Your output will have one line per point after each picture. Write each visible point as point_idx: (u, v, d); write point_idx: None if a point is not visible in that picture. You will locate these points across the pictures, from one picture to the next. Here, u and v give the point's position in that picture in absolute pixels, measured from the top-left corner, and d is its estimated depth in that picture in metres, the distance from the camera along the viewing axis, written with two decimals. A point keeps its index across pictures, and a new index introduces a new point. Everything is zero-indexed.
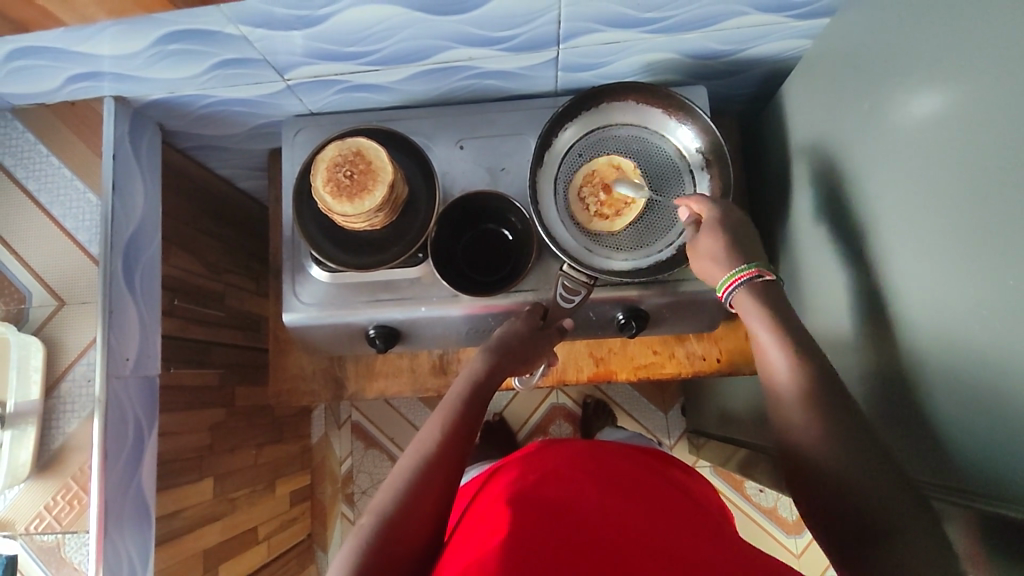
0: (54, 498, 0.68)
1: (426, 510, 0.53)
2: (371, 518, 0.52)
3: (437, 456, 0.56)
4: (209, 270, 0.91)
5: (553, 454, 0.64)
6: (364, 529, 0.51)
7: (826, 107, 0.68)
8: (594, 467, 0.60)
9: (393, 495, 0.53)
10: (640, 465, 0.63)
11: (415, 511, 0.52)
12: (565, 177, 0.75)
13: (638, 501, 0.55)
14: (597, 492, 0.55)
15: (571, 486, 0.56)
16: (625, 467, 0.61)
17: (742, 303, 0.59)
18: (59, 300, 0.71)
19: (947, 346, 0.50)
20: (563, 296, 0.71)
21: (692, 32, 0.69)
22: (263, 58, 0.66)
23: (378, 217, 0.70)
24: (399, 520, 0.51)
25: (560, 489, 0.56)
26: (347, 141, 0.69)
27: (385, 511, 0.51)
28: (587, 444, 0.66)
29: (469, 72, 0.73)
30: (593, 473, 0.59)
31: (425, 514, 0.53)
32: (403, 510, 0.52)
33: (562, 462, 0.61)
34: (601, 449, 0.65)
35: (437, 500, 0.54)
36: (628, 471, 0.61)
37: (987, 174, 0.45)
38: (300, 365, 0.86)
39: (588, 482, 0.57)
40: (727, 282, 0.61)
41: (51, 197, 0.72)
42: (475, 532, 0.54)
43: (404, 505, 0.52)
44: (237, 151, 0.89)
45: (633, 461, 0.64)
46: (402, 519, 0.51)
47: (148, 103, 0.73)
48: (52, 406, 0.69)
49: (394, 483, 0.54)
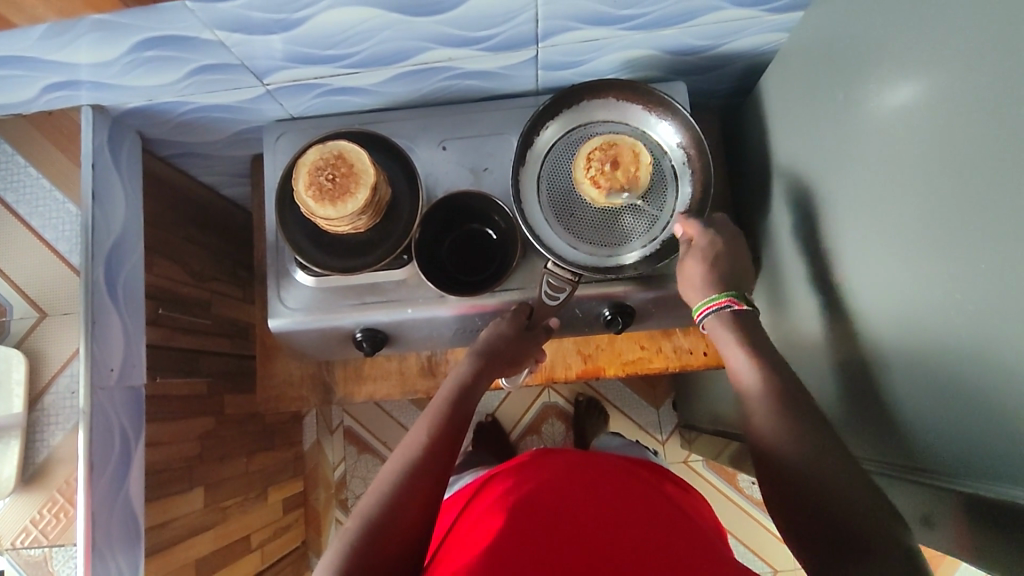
0: (39, 511, 0.67)
1: (412, 517, 0.52)
2: (356, 521, 0.51)
3: (425, 461, 0.55)
4: (194, 278, 0.91)
5: (545, 463, 0.63)
6: (350, 532, 0.50)
7: (802, 100, 0.68)
8: (585, 478, 0.60)
9: (380, 498, 0.52)
10: (629, 476, 0.62)
11: (402, 517, 0.51)
12: (548, 177, 0.74)
13: (627, 514, 0.54)
14: (587, 503, 0.55)
15: (562, 497, 0.56)
16: (617, 478, 0.61)
17: (713, 327, 0.63)
18: (41, 312, 0.71)
19: (921, 334, 0.50)
20: (549, 293, 0.70)
21: (668, 28, 0.69)
22: (241, 63, 0.66)
23: (361, 220, 0.70)
24: (384, 524, 0.50)
25: (550, 500, 0.55)
26: (327, 145, 0.69)
27: (372, 515, 0.51)
28: (579, 454, 0.66)
29: (448, 73, 0.74)
30: (582, 483, 0.58)
31: (412, 520, 0.52)
32: (390, 514, 0.51)
33: (555, 472, 0.60)
34: (589, 458, 0.65)
35: (424, 507, 0.53)
36: (619, 481, 0.60)
37: (956, 159, 0.45)
38: (288, 370, 0.85)
39: (579, 493, 0.56)
40: (703, 306, 0.64)
41: (31, 209, 0.72)
42: (464, 545, 0.53)
43: (390, 509, 0.51)
44: (218, 158, 0.88)
45: (627, 474, 0.63)
46: (388, 524, 0.51)
47: (127, 111, 0.73)
48: (37, 418, 0.68)
49: (380, 487, 0.53)
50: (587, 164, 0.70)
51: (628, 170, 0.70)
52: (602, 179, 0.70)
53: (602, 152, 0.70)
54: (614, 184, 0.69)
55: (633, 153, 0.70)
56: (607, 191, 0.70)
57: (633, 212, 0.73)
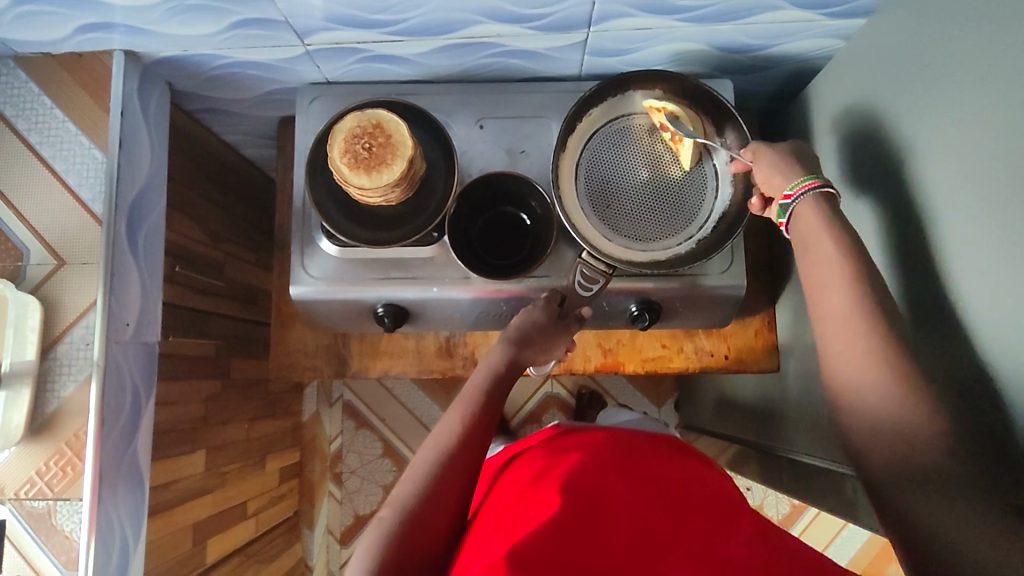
0: (46, 463, 0.65)
1: (447, 508, 0.51)
2: (391, 511, 0.50)
3: (457, 452, 0.54)
4: (210, 238, 0.89)
5: (576, 444, 0.62)
6: (385, 521, 0.50)
7: (850, 109, 0.67)
8: (617, 460, 0.58)
9: (415, 488, 0.51)
10: (662, 458, 0.61)
11: (436, 508, 0.51)
12: (587, 165, 0.73)
13: (663, 500, 0.53)
14: (623, 489, 0.54)
15: (597, 479, 0.54)
16: (650, 461, 0.59)
17: (805, 213, 0.55)
18: (59, 259, 0.67)
19: (959, 355, 0.50)
20: (581, 284, 0.69)
21: (724, 24, 0.68)
22: (284, 20, 0.64)
23: (394, 193, 0.68)
24: (420, 515, 0.50)
25: (585, 480, 0.54)
26: (365, 113, 0.68)
27: (406, 506, 0.50)
28: (609, 434, 0.65)
29: (494, 49, 0.72)
30: (617, 465, 0.57)
31: (447, 511, 0.51)
32: (424, 506, 0.50)
33: (586, 452, 0.59)
34: (620, 439, 0.64)
35: (457, 499, 0.52)
36: (654, 466, 0.59)
37: (1013, 182, 0.44)
38: (302, 340, 0.83)
39: (614, 476, 0.55)
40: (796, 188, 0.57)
41: (54, 151, 0.68)
42: (496, 528, 0.52)
43: (425, 500, 0.51)
44: (246, 117, 0.86)
45: (659, 454, 0.62)
46: (423, 515, 0.50)
47: (160, 60, 0.71)
48: (48, 368, 0.66)
49: (415, 476, 0.52)
50: None
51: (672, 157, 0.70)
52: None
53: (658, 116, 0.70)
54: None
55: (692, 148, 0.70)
56: None
57: (669, 208, 0.72)
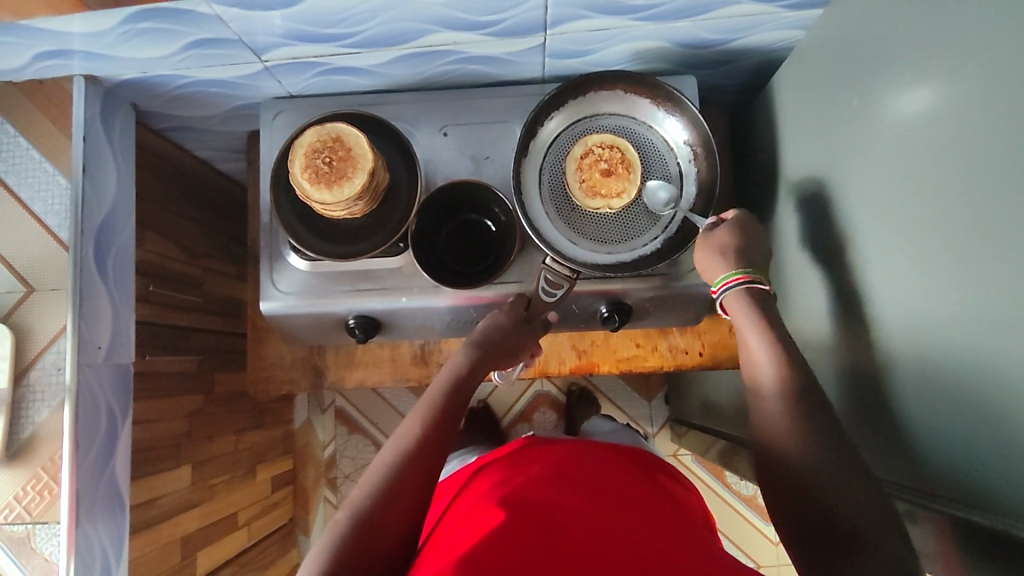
0: (24, 487, 0.66)
1: (402, 510, 0.51)
2: (347, 513, 0.50)
3: (416, 455, 0.55)
4: (187, 254, 0.89)
5: (538, 456, 0.63)
6: (339, 524, 0.50)
7: (815, 102, 0.67)
8: (576, 471, 0.59)
9: (371, 491, 0.51)
10: (623, 471, 0.62)
11: (392, 510, 0.51)
12: (550, 169, 0.73)
13: (620, 508, 0.54)
14: (580, 497, 0.54)
15: (555, 489, 0.55)
16: (609, 473, 0.60)
17: (734, 303, 0.61)
18: (29, 286, 0.69)
19: (925, 350, 0.50)
20: (546, 290, 0.69)
21: (682, 21, 0.67)
22: (239, 38, 0.64)
23: (357, 206, 0.68)
24: (375, 516, 0.50)
25: (543, 491, 0.55)
26: (325, 126, 0.68)
27: (362, 508, 0.50)
28: (572, 446, 0.65)
29: (452, 57, 0.71)
30: (576, 476, 0.58)
31: (404, 515, 0.51)
32: (380, 505, 0.50)
33: (545, 465, 0.60)
34: (583, 452, 0.64)
35: (415, 500, 0.52)
36: (612, 476, 0.59)
37: (972, 178, 0.44)
38: (279, 353, 0.84)
39: (572, 486, 0.56)
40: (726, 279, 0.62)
41: (20, 179, 0.70)
42: (455, 534, 0.52)
43: (380, 502, 0.51)
44: (214, 133, 0.86)
45: (618, 466, 0.62)
46: (378, 517, 0.50)
47: (121, 82, 0.71)
48: (23, 394, 0.67)
49: (371, 478, 0.53)
50: (607, 147, 0.70)
51: (584, 176, 0.70)
52: (602, 144, 0.70)
53: (618, 151, 0.70)
54: (596, 151, 0.70)
55: (583, 195, 0.69)
56: (580, 164, 0.70)
57: (634, 209, 0.72)
